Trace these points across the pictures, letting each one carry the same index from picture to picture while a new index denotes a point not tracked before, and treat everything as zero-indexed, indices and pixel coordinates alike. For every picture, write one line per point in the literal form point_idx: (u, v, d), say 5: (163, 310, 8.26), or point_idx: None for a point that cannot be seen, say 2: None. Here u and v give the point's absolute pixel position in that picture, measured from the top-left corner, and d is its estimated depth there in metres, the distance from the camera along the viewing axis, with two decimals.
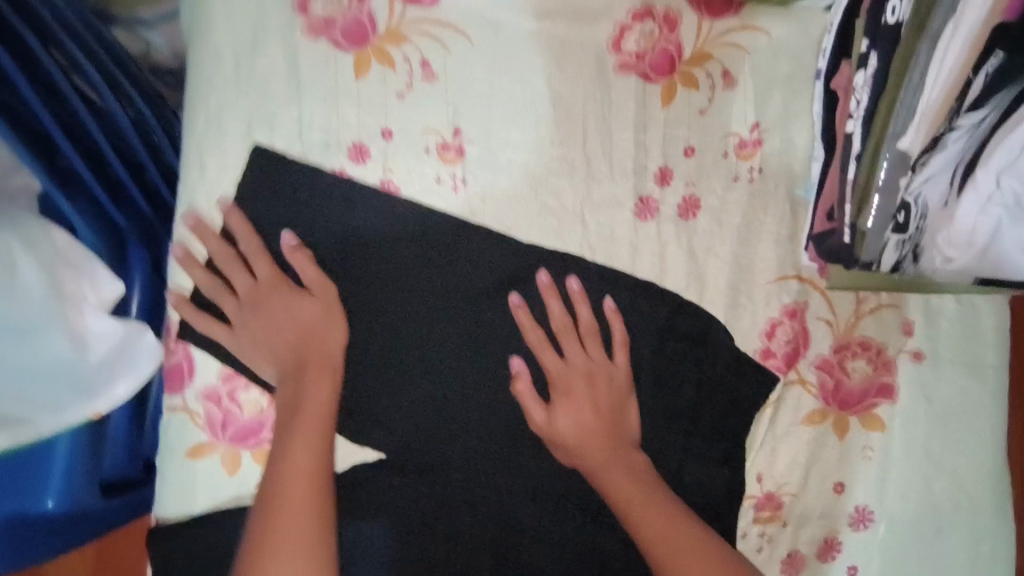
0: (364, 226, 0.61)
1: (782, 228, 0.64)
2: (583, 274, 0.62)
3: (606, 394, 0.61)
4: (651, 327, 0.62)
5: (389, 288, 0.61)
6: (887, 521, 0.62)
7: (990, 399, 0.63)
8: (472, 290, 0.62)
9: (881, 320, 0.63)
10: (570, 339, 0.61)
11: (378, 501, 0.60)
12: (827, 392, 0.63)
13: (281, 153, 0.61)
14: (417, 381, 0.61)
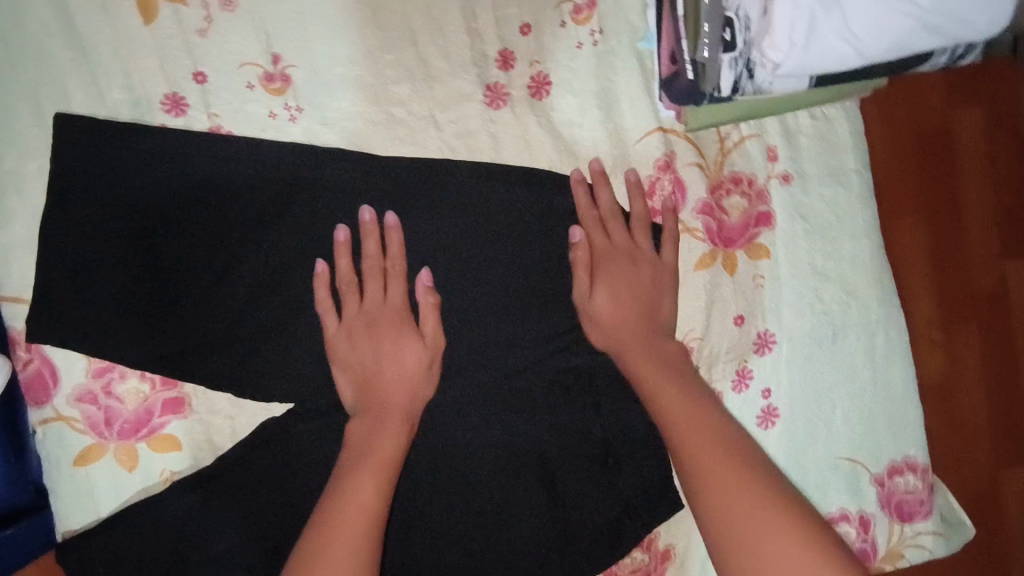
0: (203, 176, 0.56)
1: (636, 83, 0.63)
2: (452, 177, 0.60)
3: (501, 282, 0.61)
4: (534, 213, 0.61)
5: (251, 233, 0.56)
6: (788, 340, 0.65)
7: (857, 202, 0.67)
8: (339, 219, 0.58)
9: (745, 152, 0.64)
10: (456, 238, 0.60)
11: (297, 458, 0.57)
12: (712, 234, 0.64)
13: (91, 117, 0.55)
14: (308, 327, 0.58)
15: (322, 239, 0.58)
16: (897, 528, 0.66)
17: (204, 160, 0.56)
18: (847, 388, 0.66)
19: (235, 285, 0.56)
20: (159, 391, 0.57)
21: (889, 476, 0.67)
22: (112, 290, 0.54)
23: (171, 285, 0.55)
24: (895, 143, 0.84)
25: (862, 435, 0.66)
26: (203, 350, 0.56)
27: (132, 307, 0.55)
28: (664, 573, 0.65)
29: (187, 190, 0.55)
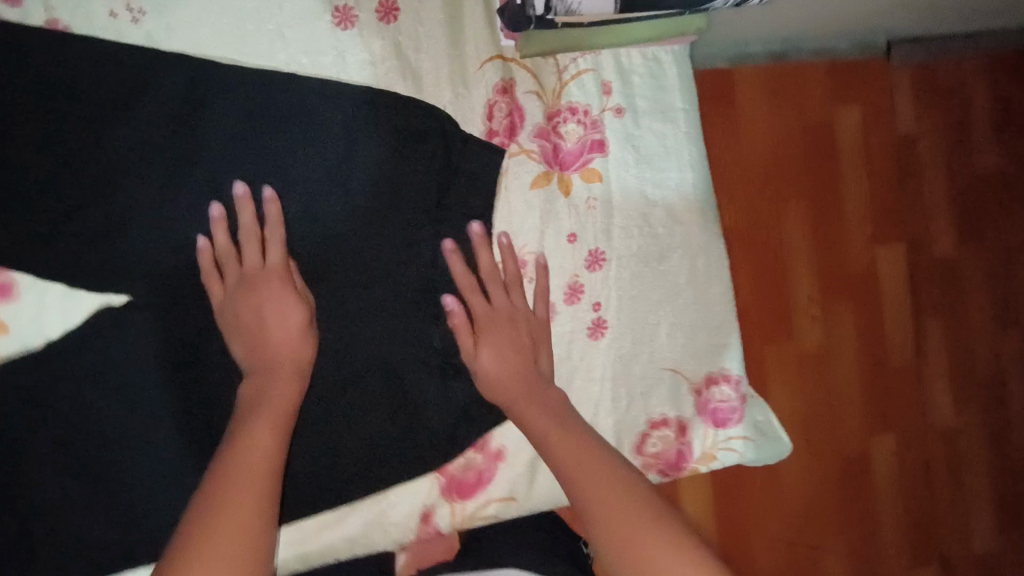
0: (47, 70, 0.59)
1: (480, 14, 0.67)
2: (298, 87, 0.63)
3: (346, 196, 0.64)
4: (381, 126, 0.64)
5: (97, 125, 0.59)
6: (616, 258, 0.71)
7: (685, 138, 0.73)
8: (183, 119, 0.61)
9: (582, 84, 0.70)
10: (297, 142, 0.63)
11: (137, 347, 0.60)
12: (548, 157, 0.69)
13: None
14: (148, 221, 0.60)
15: (167, 140, 0.60)
16: (712, 433, 0.74)
17: (49, 54, 0.59)
18: (671, 305, 0.73)
19: (80, 174, 0.59)
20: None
21: (706, 386, 0.74)
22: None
23: (20, 172, 0.59)
24: (779, 110, 1.00)
25: (684, 349, 0.73)
26: (45, 235, 0.58)
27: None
28: (499, 470, 0.69)
29: (38, 84, 0.59)
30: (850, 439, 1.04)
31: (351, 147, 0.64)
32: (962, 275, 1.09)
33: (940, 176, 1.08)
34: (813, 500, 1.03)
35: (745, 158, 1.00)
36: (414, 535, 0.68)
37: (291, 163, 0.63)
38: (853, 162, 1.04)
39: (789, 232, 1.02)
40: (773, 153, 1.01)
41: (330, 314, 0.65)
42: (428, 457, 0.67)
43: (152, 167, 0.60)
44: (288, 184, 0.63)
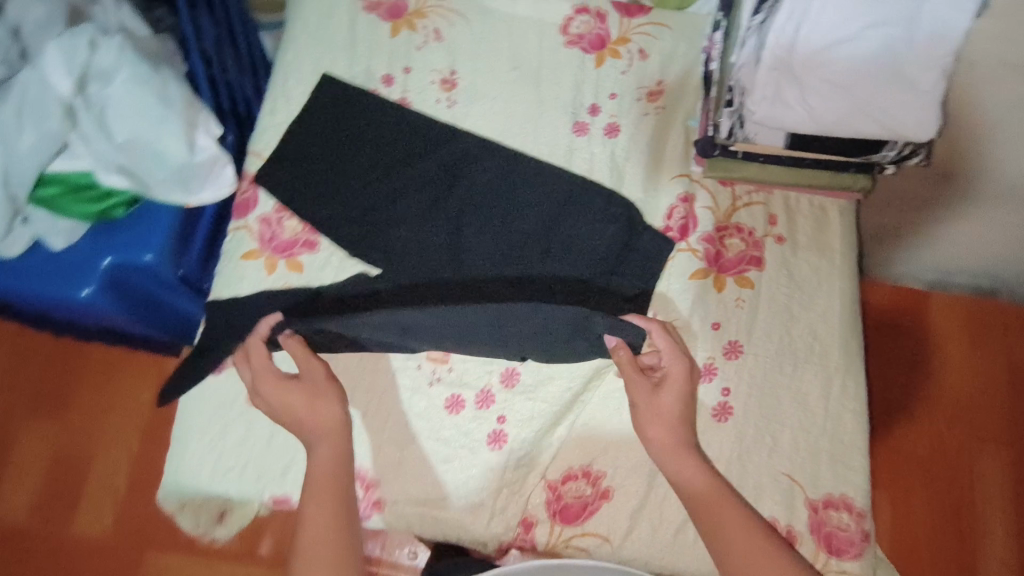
0: (381, 121, 0.88)
1: (681, 143, 0.88)
2: (534, 166, 0.86)
3: (547, 244, 0.83)
4: (589, 208, 0.84)
5: (389, 159, 0.86)
6: (753, 355, 0.79)
7: (838, 274, 0.83)
8: (455, 167, 0.86)
9: (752, 211, 0.85)
10: (514, 198, 0.85)
11: (366, 302, 0.79)
12: (710, 258, 0.83)
13: (341, 79, 0.90)
14: (408, 223, 0.84)
15: (439, 176, 0.86)
16: (823, 557, 0.72)
17: (384, 112, 0.88)
18: (798, 413, 0.77)
19: (373, 182, 0.85)
20: (307, 232, 0.83)
21: (823, 506, 0.74)
22: (300, 173, 0.85)
23: (334, 176, 0.85)
24: (994, 349, 1.33)
25: (805, 459, 0.75)
26: (342, 216, 0.84)
27: (308, 183, 0.85)
28: (602, 510, 0.74)
29: (363, 127, 0.88)
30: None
31: (560, 213, 0.84)
32: None
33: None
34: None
35: (943, 393, 1.32)
36: (508, 539, 0.74)
37: (516, 211, 0.85)
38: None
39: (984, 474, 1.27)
40: (977, 399, 1.31)
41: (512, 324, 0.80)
42: (539, 468, 0.76)
43: (419, 188, 0.85)
44: (506, 216, 0.84)
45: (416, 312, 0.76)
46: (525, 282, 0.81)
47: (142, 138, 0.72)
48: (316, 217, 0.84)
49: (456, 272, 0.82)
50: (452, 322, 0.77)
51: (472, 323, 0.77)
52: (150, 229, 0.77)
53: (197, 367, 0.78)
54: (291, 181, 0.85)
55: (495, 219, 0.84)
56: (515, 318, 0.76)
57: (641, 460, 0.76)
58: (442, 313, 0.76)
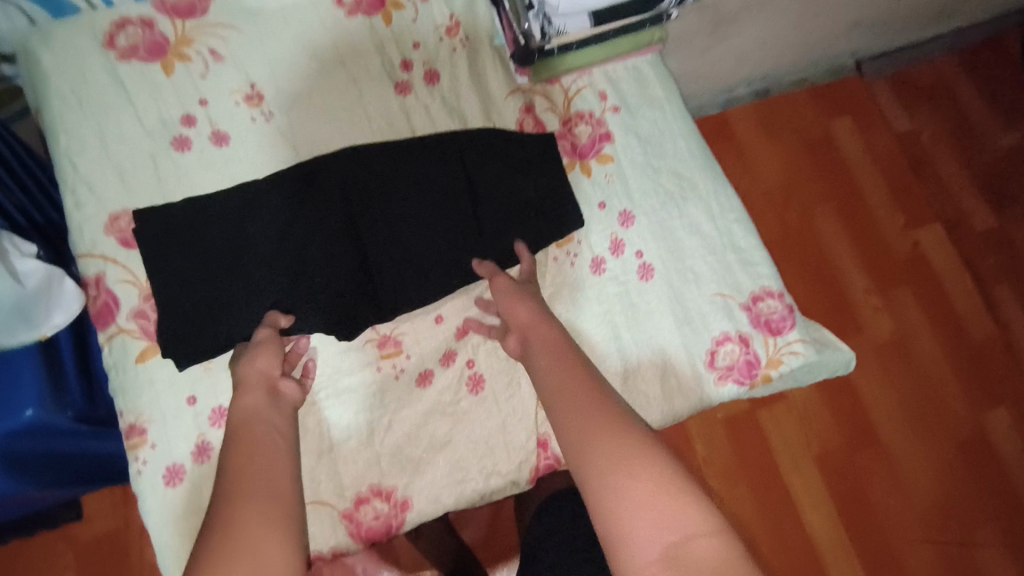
0: (212, 198, 0.78)
1: (496, 65, 0.91)
2: (390, 145, 0.81)
3: (458, 183, 0.82)
4: (465, 142, 0.83)
5: (238, 233, 0.77)
6: (644, 213, 0.87)
7: (675, 117, 0.92)
8: (309, 165, 0.79)
9: (584, 96, 0.91)
10: (380, 155, 0.80)
11: (380, 302, 0.77)
12: (568, 151, 0.89)
13: (148, 210, 0.77)
14: (329, 239, 0.77)
15: (304, 185, 0.78)
16: (772, 341, 0.83)
17: (209, 199, 0.78)
18: (699, 245, 0.87)
19: (254, 242, 0.77)
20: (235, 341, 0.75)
21: (752, 303, 0.85)
22: (175, 307, 0.75)
23: (195, 286, 0.75)
24: (776, 132, 1.57)
25: (723, 276, 0.86)
26: (266, 290, 0.75)
27: (179, 311, 0.75)
28: None
29: (194, 228, 0.77)
30: (927, 362, 1.46)
31: (447, 152, 0.82)
32: (970, 223, 1.56)
33: (955, 157, 1.60)
34: (888, 410, 1.42)
35: (762, 183, 1.54)
36: (535, 462, 0.77)
37: (405, 160, 0.81)
38: (830, 184, 1.55)
39: (824, 226, 1.53)
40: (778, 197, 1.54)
41: (493, 223, 0.81)
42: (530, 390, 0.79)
43: (297, 208, 0.78)
44: (400, 177, 0.80)
45: (379, 233, 0.78)
46: (473, 200, 0.81)
47: None
48: (223, 338, 0.74)
49: (411, 229, 0.79)
50: (415, 247, 0.79)
51: (432, 235, 0.79)
52: (14, 382, 0.67)
53: (153, 490, 0.72)
54: (173, 320, 0.74)
55: (378, 179, 0.80)
56: (458, 192, 0.81)
57: (606, 343, 0.83)
58: (399, 208, 0.79)
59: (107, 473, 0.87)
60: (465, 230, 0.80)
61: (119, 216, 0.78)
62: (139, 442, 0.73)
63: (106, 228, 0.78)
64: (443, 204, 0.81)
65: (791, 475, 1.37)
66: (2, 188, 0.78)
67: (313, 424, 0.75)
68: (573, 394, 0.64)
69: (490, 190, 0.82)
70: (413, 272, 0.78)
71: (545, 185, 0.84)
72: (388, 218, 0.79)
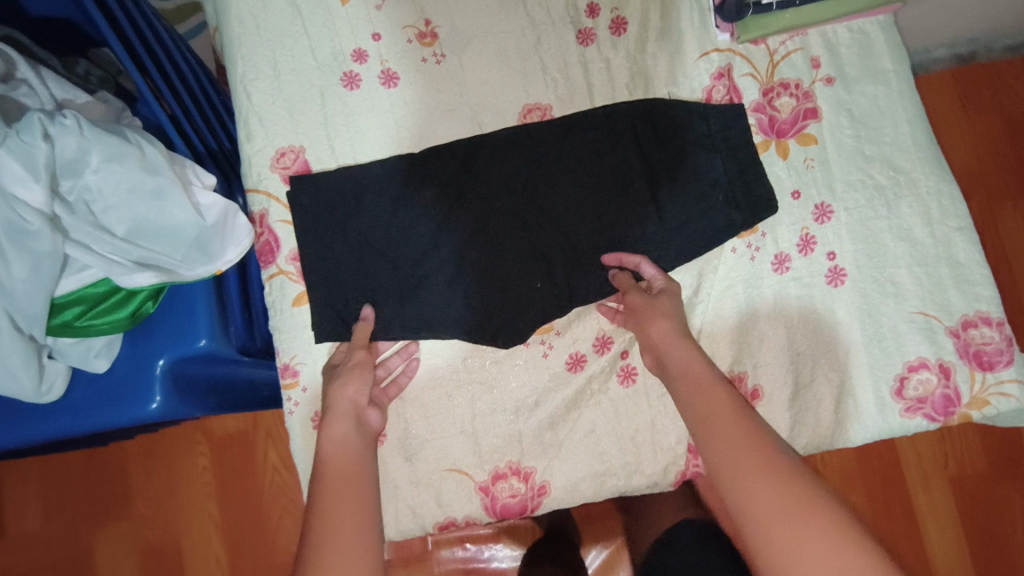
0: (369, 171, 0.75)
1: (695, 16, 0.80)
2: (556, 125, 0.76)
3: (629, 169, 0.76)
4: (639, 122, 0.76)
5: (401, 209, 0.75)
6: (844, 209, 0.76)
7: (899, 96, 0.78)
8: (471, 144, 0.76)
9: (792, 62, 0.79)
10: (546, 136, 0.76)
11: (540, 294, 0.73)
12: (765, 127, 0.78)
13: (309, 176, 0.75)
14: (491, 224, 0.75)
15: (467, 163, 0.76)
16: (980, 377, 0.72)
17: (368, 170, 0.75)
18: (907, 253, 0.75)
19: (413, 220, 0.75)
20: (390, 315, 0.73)
21: (962, 329, 0.73)
22: (341, 287, 0.74)
23: (351, 263, 0.74)
24: (974, 106, 1.24)
25: (931, 292, 0.74)
26: (424, 274, 0.74)
27: (345, 294, 0.74)
28: (755, 409, 0.73)
29: (350, 201, 0.75)
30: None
31: (619, 132, 0.76)
32: None
33: None
34: None
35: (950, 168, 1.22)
36: (682, 466, 0.71)
37: (573, 138, 0.76)
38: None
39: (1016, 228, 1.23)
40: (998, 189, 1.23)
41: (666, 213, 0.74)
42: None
43: (459, 188, 0.75)
44: (566, 159, 0.76)
45: (545, 220, 0.75)
46: (645, 186, 0.75)
47: (146, 213, 0.63)
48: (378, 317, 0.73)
49: (576, 216, 0.75)
50: (585, 237, 0.74)
51: (602, 223, 0.75)
52: (189, 310, 0.69)
53: (302, 433, 0.73)
54: (331, 292, 0.74)
55: (547, 160, 0.76)
56: (631, 179, 0.75)
57: (779, 351, 0.74)
58: (568, 191, 0.75)
59: (259, 403, 0.88)
60: (641, 220, 0.74)
61: (286, 151, 0.77)
62: (292, 383, 0.73)
63: (274, 164, 0.76)
64: (613, 191, 0.75)
65: (918, 493, 1.13)
66: (181, 109, 0.78)
67: (458, 391, 0.73)
68: (728, 444, 0.55)
69: (671, 179, 0.75)
70: (578, 263, 0.74)
71: (737, 171, 0.75)
72: (556, 202, 0.75)
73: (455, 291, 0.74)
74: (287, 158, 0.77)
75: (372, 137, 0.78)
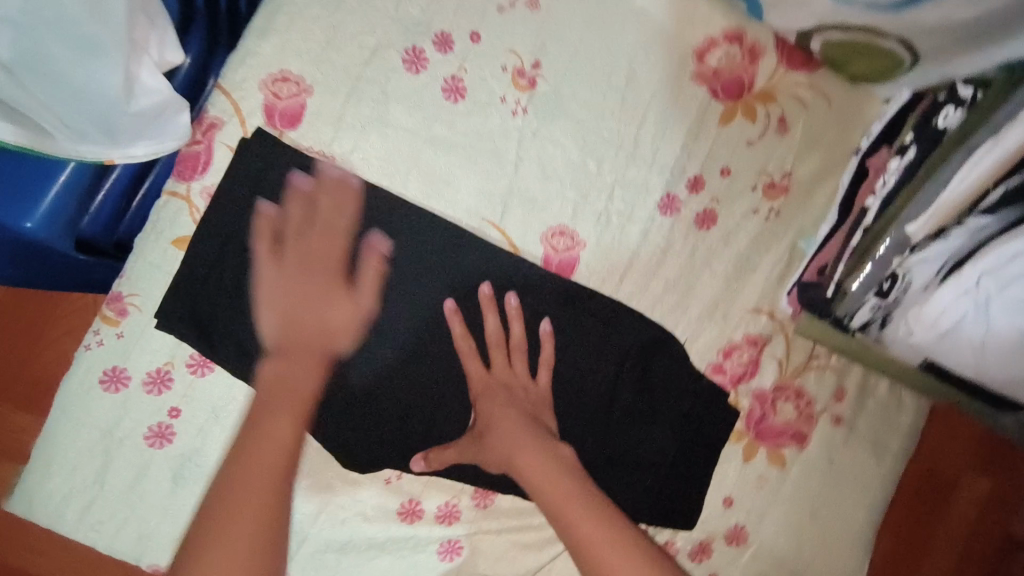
0: (343, 186, 0.61)
1: (776, 269, 0.69)
2: (560, 288, 0.64)
3: (597, 381, 0.65)
4: (634, 346, 0.65)
5: (354, 251, 0.61)
6: (756, 546, 0.68)
7: (881, 481, 0.71)
8: (464, 239, 0.63)
9: (822, 378, 0.70)
10: (543, 287, 0.64)
11: (408, 438, 0.62)
12: (751, 419, 0.68)
13: (284, 142, 0.61)
14: (418, 332, 0.62)
15: (449, 255, 0.63)
16: None
17: (343, 186, 0.61)
18: None
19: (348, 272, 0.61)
20: (245, 352, 0.59)
21: None
22: (228, 283, 0.59)
23: (253, 266, 0.59)
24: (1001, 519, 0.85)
25: None
26: None
27: (218, 293, 0.59)
28: None
29: (301, 203, 0.60)
30: None
31: (615, 339, 0.65)
32: None
33: None
34: None
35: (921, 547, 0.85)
36: None
37: (567, 309, 0.64)
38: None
39: None
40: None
41: (588, 452, 0.64)
42: None
43: (421, 272, 0.62)
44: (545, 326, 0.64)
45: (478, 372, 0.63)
46: (595, 411, 0.65)
47: (60, 66, 0.46)
48: (233, 339, 0.59)
49: None
50: None
51: None
52: (43, 180, 0.53)
53: (81, 380, 0.58)
54: (204, 279, 0.59)
55: (528, 314, 0.64)
56: (587, 391, 0.64)
57: None
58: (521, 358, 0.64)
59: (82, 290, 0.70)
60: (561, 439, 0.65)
61: (290, 80, 0.61)
62: (111, 320, 0.58)
63: (272, 85, 0.61)
64: (561, 390, 0.64)
65: None
66: None
67: None
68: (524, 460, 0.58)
69: (624, 420, 0.65)
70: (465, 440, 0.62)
71: (687, 458, 0.66)
72: (503, 366, 0.62)
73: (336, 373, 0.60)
74: (292, 88, 0.61)
75: (390, 141, 0.63)
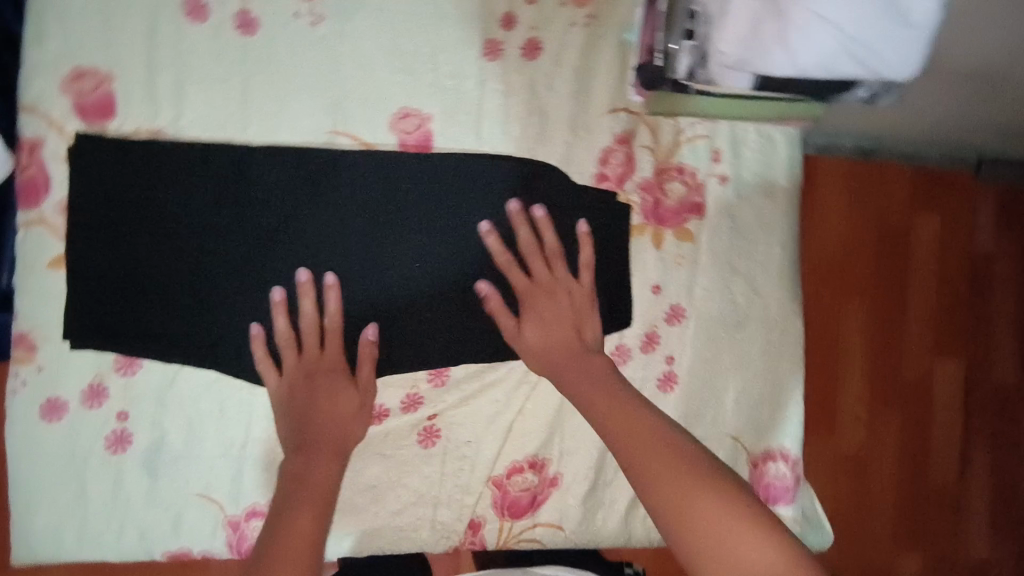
0: (187, 152, 0.62)
1: (614, 67, 0.72)
2: (426, 162, 0.67)
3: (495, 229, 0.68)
4: (515, 186, 0.68)
5: (224, 203, 0.63)
6: (696, 317, 0.74)
7: (781, 216, 0.77)
8: (321, 155, 0.65)
9: (694, 148, 0.74)
10: (411, 168, 0.66)
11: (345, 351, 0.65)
12: (647, 209, 0.73)
13: (112, 134, 0.62)
14: (315, 255, 0.64)
15: (312, 174, 0.64)
16: None
17: (187, 152, 0.62)
18: (738, 374, 0.75)
19: (227, 226, 0.63)
20: (163, 334, 0.62)
21: (764, 461, 0.75)
22: (120, 279, 0.61)
23: (139, 256, 0.61)
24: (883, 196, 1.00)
25: (746, 419, 0.75)
26: (219, 296, 0.62)
27: (114, 292, 0.61)
28: (548, 497, 0.70)
29: (155, 183, 0.62)
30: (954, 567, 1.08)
31: (495, 187, 0.68)
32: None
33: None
34: None
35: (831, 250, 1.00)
36: (457, 542, 0.69)
37: (441, 178, 0.67)
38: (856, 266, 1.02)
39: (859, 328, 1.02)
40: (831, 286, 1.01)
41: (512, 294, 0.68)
42: (482, 467, 0.68)
43: (292, 200, 0.64)
44: (427, 202, 0.67)
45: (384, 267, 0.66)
46: (502, 258, 0.68)
47: None
48: (147, 328, 0.61)
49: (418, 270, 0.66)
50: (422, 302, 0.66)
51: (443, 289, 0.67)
52: None
53: (25, 420, 0.60)
54: (96, 287, 0.61)
55: (407, 198, 0.67)
56: None
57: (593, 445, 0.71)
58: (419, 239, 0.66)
59: None
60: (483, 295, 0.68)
61: (88, 75, 0.61)
62: (24, 359, 0.60)
63: (74, 85, 0.61)
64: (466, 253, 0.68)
65: None
66: None
67: (236, 406, 0.63)
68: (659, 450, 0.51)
69: None
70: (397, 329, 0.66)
71: (604, 265, 0.71)
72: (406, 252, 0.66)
73: (252, 320, 0.62)
74: (95, 81, 0.62)
75: (209, 93, 0.64)
